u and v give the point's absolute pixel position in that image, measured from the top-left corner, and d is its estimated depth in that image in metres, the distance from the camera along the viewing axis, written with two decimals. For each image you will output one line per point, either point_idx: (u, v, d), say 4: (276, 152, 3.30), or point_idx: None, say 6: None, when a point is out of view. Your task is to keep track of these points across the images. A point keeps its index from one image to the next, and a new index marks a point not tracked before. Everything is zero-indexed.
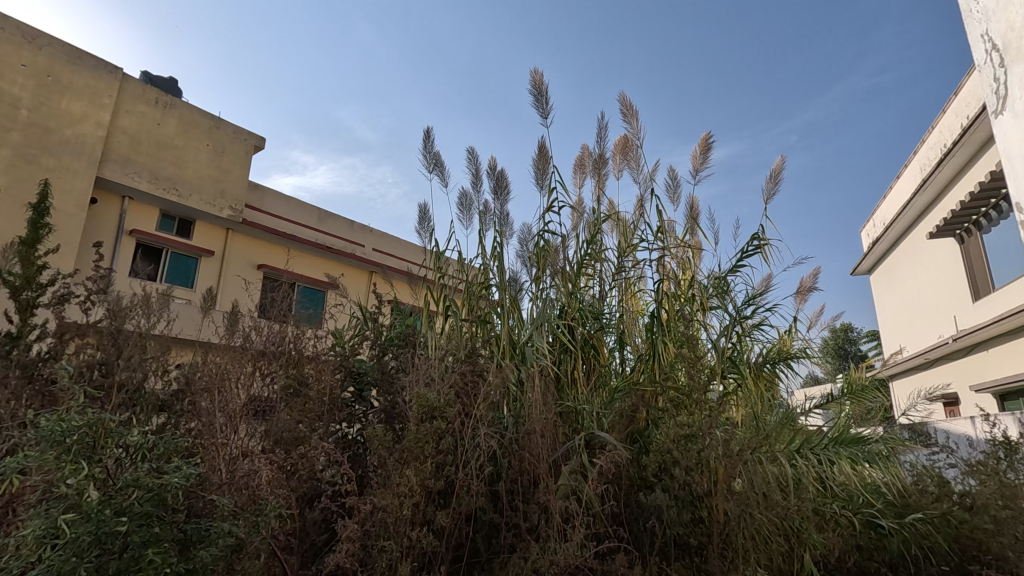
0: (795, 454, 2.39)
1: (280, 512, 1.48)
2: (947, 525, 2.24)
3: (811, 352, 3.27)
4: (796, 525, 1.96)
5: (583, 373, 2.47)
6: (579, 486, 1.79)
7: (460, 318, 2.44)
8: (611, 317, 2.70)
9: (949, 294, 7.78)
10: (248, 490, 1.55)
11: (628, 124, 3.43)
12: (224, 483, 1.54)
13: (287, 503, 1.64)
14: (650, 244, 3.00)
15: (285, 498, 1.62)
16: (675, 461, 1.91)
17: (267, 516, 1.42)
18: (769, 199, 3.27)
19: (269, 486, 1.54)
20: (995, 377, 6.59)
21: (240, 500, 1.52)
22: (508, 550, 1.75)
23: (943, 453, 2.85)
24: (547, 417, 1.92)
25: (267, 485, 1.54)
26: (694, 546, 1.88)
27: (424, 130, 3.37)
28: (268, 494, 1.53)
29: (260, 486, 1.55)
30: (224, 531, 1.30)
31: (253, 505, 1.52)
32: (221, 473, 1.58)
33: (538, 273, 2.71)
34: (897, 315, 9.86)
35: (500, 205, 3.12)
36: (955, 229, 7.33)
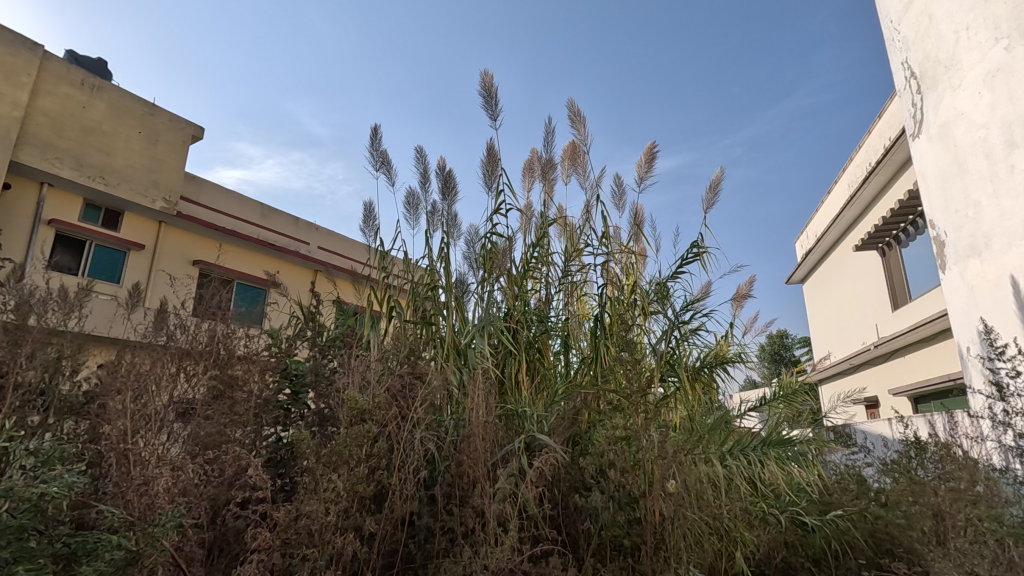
0: (727, 454, 2.49)
1: (180, 522, 1.40)
2: (866, 521, 2.41)
3: (746, 356, 3.43)
4: (728, 526, 2.07)
5: (527, 377, 2.48)
6: (515, 489, 1.78)
7: (404, 319, 2.45)
8: (557, 321, 2.74)
9: (872, 303, 8.31)
10: (148, 499, 1.47)
11: (576, 131, 3.48)
12: (122, 492, 1.46)
13: (195, 512, 1.56)
14: (596, 249, 3.05)
15: (192, 506, 1.55)
16: (610, 463, 1.97)
17: (163, 529, 1.33)
18: (708, 208, 3.39)
19: (167, 495, 1.47)
20: (911, 380, 7.07)
21: (136, 509, 1.45)
22: (441, 554, 1.72)
23: (861, 453, 3.08)
24: (489, 419, 1.92)
25: (164, 494, 1.46)
26: (628, 548, 1.91)
27: (372, 127, 3.31)
28: (167, 503, 1.46)
29: (159, 495, 1.46)
30: (112, 544, 1.23)
31: (150, 516, 1.44)
32: (119, 483, 1.49)
33: (485, 275, 2.71)
34: (825, 323, 10.51)
35: (447, 206, 3.10)
36: (878, 242, 7.82)
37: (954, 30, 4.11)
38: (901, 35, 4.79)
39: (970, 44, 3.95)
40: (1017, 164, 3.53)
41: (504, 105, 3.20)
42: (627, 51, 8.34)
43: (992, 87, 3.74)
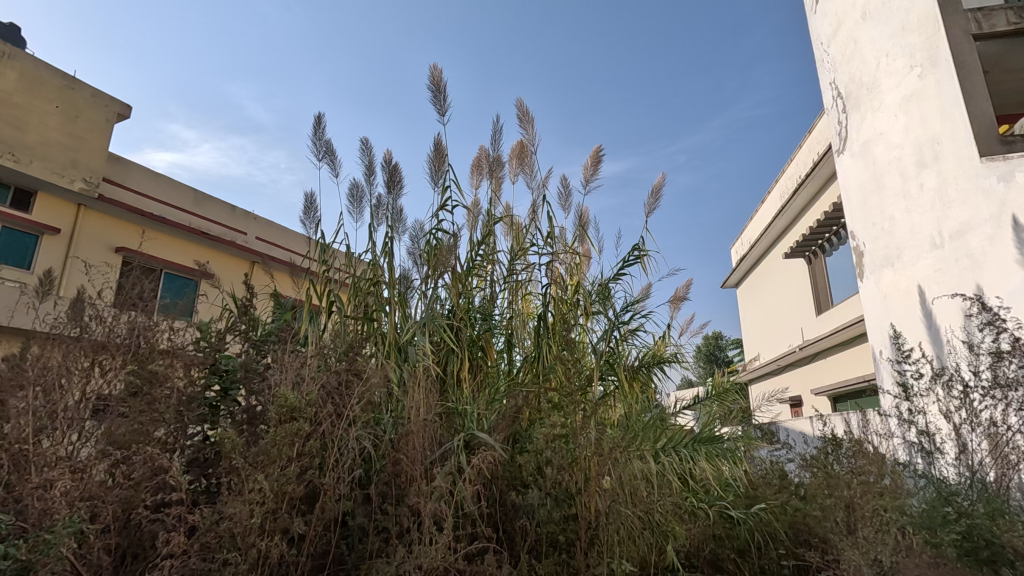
0: (660, 451, 2.58)
1: (80, 527, 1.34)
2: (785, 513, 2.57)
3: (682, 356, 3.56)
4: (657, 519, 2.17)
5: (469, 374, 2.47)
6: (453, 487, 1.78)
7: (345, 315, 2.38)
8: (500, 319, 2.75)
9: (798, 308, 8.82)
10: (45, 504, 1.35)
11: (524, 131, 3.50)
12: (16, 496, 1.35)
13: (104, 517, 1.45)
14: (541, 248, 3.07)
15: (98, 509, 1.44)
16: (547, 461, 2.02)
17: (58, 537, 1.27)
18: (650, 212, 3.50)
19: (65, 499, 1.36)
20: (831, 381, 7.55)
21: (31, 515, 1.34)
22: (374, 555, 1.68)
23: (783, 449, 3.28)
24: (428, 418, 1.90)
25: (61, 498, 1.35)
26: (563, 543, 1.94)
27: (315, 115, 3.20)
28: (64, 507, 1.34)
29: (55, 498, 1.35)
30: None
31: (47, 521, 1.34)
32: (14, 486, 1.38)
33: (430, 272, 2.68)
34: (756, 325, 11.07)
35: (393, 200, 3.04)
36: (806, 251, 8.30)
37: (876, 56, 4.42)
38: (830, 57, 5.11)
39: (889, 70, 4.27)
40: (927, 183, 3.84)
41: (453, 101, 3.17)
42: None
43: (907, 111, 4.05)
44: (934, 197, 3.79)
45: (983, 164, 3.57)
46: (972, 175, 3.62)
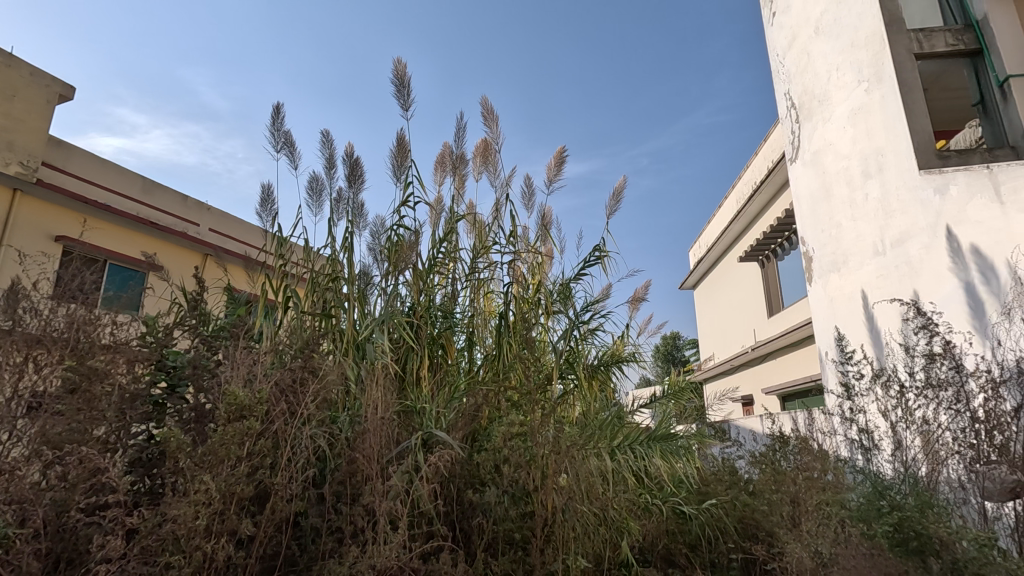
0: (617, 448, 2.63)
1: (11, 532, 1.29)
2: (734, 508, 2.66)
3: (640, 356, 3.63)
4: (612, 516, 2.22)
5: (429, 372, 2.46)
6: (409, 486, 1.76)
7: (302, 311, 2.32)
8: (462, 317, 2.73)
9: (752, 310, 9.13)
10: None
11: (489, 129, 3.50)
12: None
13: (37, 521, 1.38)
14: (503, 247, 3.08)
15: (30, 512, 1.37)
16: (505, 459, 2.00)
17: None
18: (611, 213, 3.55)
19: None
20: (780, 380, 7.86)
21: None
22: (327, 555, 1.65)
23: (733, 446, 3.40)
24: (385, 417, 1.87)
25: None
26: (519, 541, 1.96)
27: (274, 104, 3.10)
28: None
29: None
30: None
31: None
32: None
33: (390, 269, 2.63)
34: (712, 326, 11.40)
35: (354, 194, 2.98)
36: (759, 255, 8.59)
37: (828, 70, 4.61)
38: (786, 68, 5.30)
39: (839, 83, 4.47)
40: (871, 193, 4.02)
41: (417, 96, 3.14)
42: (548, 57, 8.69)
43: (855, 123, 4.24)
44: (877, 206, 3.97)
45: (921, 177, 3.63)
46: (912, 187, 3.69)
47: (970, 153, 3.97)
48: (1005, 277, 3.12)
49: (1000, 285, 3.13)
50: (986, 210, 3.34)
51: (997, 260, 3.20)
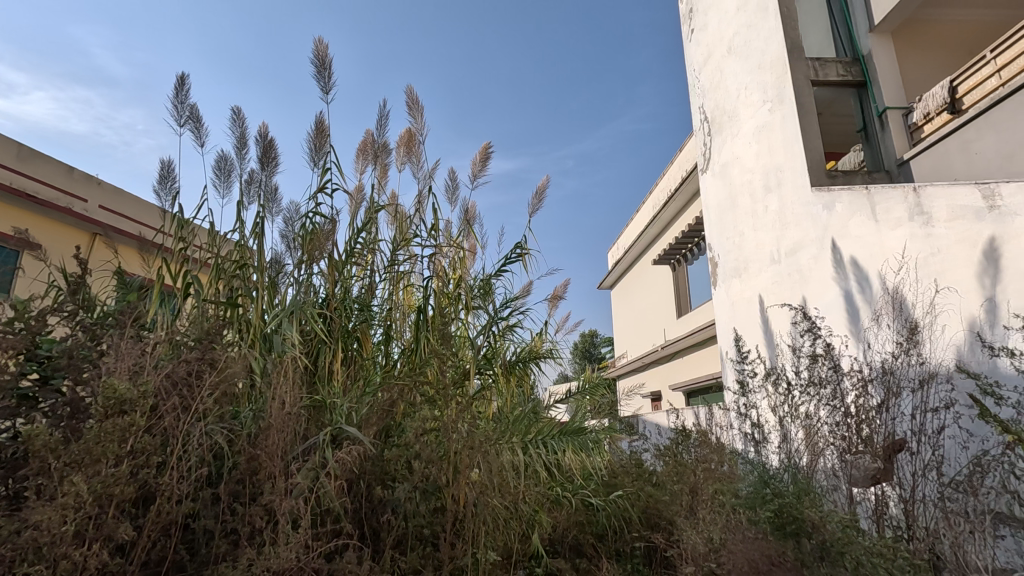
0: (530, 442, 2.62)
1: None
2: (640, 499, 2.86)
3: (557, 353, 3.71)
4: (521, 509, 2.26)
5: (342, 366, 2.38)
6: (314, 483, 1.69)
7: (204, 299, 2.15)
8: (379, 310, 2.66)
9: (663, 310, 9.63)
10: None
11: (413, 119, 3.44)
12: None
13: None
14: (424, 240, 3.03)
15: None
16: (415, 455, 1.99)
17: None
18: (533, 211, 3.60)
19: None
20: (685, 377, 8.35)
21: None
22: (220, 559, 1.55)
23: (640, 440, 3.60)
24: (291, 412, 1.78)
25: None
26: (428, 536, 1.96)
27: (179, 74, 2.85)
28: None
29: None
30: None
31: None
32: None
33: (304, 258, 2.50)
34: (626, 325, 11.91)
35: (266, 177, 2.82)
36: (671, 259, 9.05)
37: (738, 88, 4.94)
38: (701, 84, 5.63)
39: (746, 102, 4.81)
40: (771, 205, 4.37)
41: (338, 79, 3.02)
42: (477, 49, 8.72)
43: (759, 139, 4.58)
44: (776, 218, 4.30)
45: (813, 194, 3.93)
46: (805, 203, 4.01)
47: (853, 175, 4.42)
48: (876, 287, 3.39)
49: (872, 294, 3.42)
50: (864, 227, 3.55)
51: (871, 271, 3.46)
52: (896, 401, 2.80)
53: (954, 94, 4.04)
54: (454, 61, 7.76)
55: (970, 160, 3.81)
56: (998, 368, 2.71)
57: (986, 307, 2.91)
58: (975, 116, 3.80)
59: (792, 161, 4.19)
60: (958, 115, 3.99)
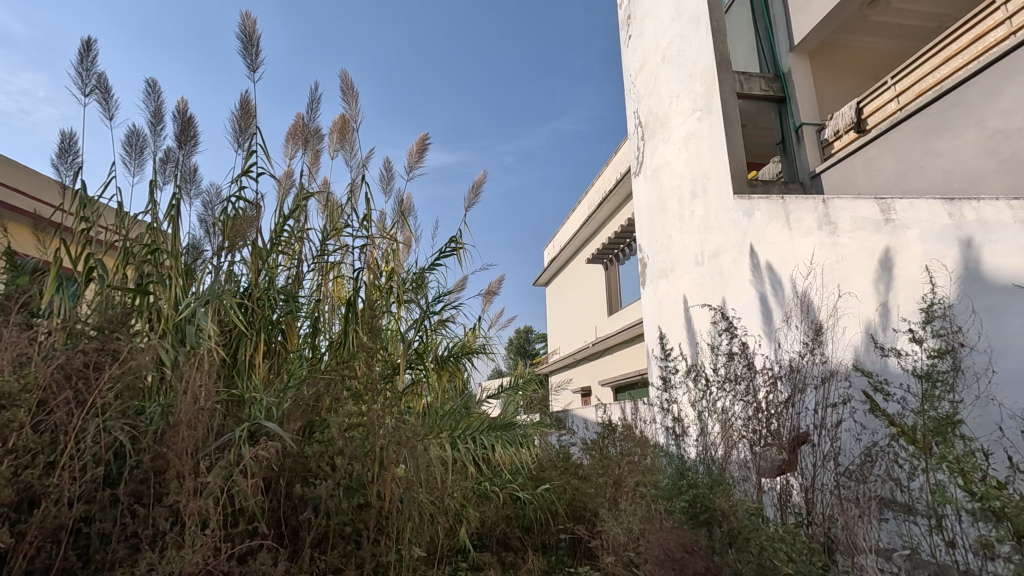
0: (458, 439, 2.52)
1: None
2: (565, 493, 2.93)
3: (490, 348, 3.70)
4: (447, 504, 2.25)
5: (264, 360, 2.27)
6: (228, 482, 1.61)
7: (109, 285, 1.97)
8: (306, 302, 2.56)
9: (594, 308, 9.89)
10: None
11: (347, 105, 3.33)
12: None
13: None
14: (356, 231, 2.94)
15: None
16: (338, 451, 1.90)
17: None
18: (469, 206, 3.59)
19: None
20: (613, 373, 8.59)
21: None
22: (116, 565, 1.45)
23: (568, 434, 3.70)
24: (204, 407, 1.66)
25: None
26: (349, 534, 1.91)
27: (84, 39, 2.60)
28: None
29: None
30: None
31: None
32: None
33: (225, 244, 2.34)
34: (559, 322, 12.14)
35: (184, 156, 2.63)
36: (604, 258, 9.29)
37: (671, 96, 5.13)
38: (637, 89, 5.81)
39: (677, 110, 5.01)
40: (697, 211, 4.59)
41: (267, 57, 2.87)
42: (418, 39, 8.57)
43: (689, 146, 4.79)
44: (702, 222, 4.52)
45: (736, 201, 4.15)
46: (728, 209, 4.22)
47: (771, 185, 4.71)
48: (788, 289, 3.63)
49: (783, 296, 3.67)
50: (779, 234, 3.76)
51: (783, 275, 3.69)
52: (801, 397, 3.03)
53: (861, 114, 4.39)
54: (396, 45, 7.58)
55: (872, 176, 4.16)
56: (887, 368, 2.98)
57: (880, 312, 3.09)
58: (877, 137, 4.15)
59: (718, 168, 4.40)
60: (863, 134, 4.34)
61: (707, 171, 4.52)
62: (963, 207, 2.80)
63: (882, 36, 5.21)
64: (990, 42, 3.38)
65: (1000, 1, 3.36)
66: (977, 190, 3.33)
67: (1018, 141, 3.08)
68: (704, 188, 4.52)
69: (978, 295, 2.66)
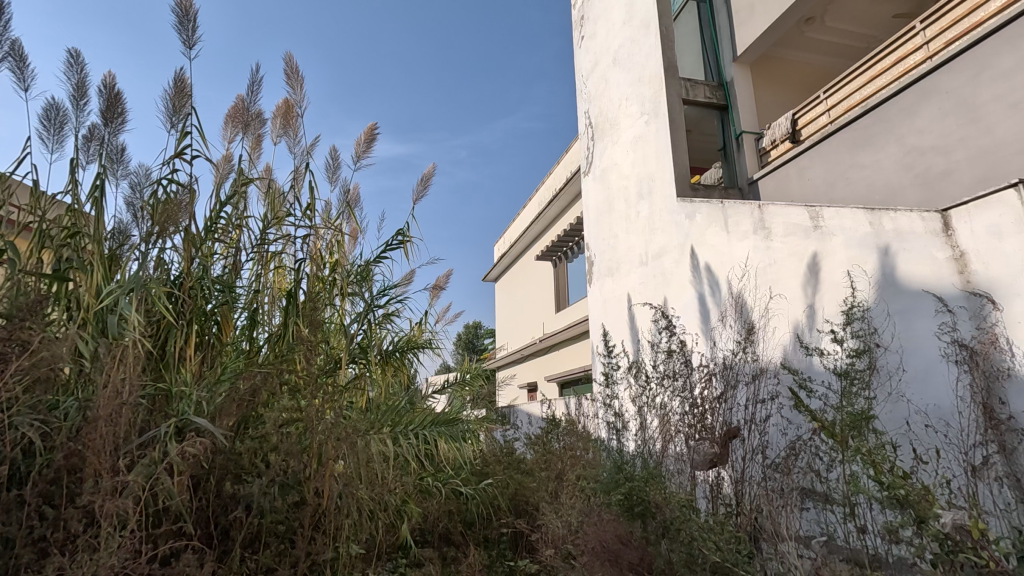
0: (399, 434, 2.49)
1: None
2: (508, 488, 2.97)
3: (437, 343, 3.62)
4: (388, 500, 2.21)
5: (195, 352, 2.16)
6: (151, 480, 1.53)
7: (21, 270, 1.81)
8: (243, 292, 2.45)
9: (542, 305, 9.99)
10: None
11: (292, 88, 3.20)
12: None
13: None
14: (298, 220, 2.84)
15: None
16: (273, 447, 1.87)
17: None
18: (417, 199, 3.54)
19: None
20: (559, 370, 8.71)
21: None
22: (21, 571, 1.35)
23: (512, 430, 3.73)
24: (125, 402, 1.55)
25: None
26: (282, 532, 1.85)
27: None
28: None
29: None
30: None
31: None
32: None
33: (154, 228, 2.20)
34: (508, 318, 12.19)
35: (111, 134, 2.45)
36: (553, 256, 9.40)
37: (621, 98, 5.24)
38: (588, 90, 5.92)
39: (627, 112, 5.12)
40: (642, 212, 4.71)
41: (204, 34, 2.73)
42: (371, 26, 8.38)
43: (636, 148, 4.91)
44: (646, 223, 4.65)
45: (678, 204, 4.29)
46: (672, 211, 4.36)
47: (712, 190, 4.89)
48: (723, 290, 3.80)
49: (720, 297, 3.83)
50: (718, 237, 3.92)
51: (720, 276, 3.85)
52: (733, 392, 3.18)
53: (795, 125, 4.63)
54: (346, 30, 7.38)
55: (804, 185, 4.40)
56: (811, 367, 3.17)
57: (806, 314, 3.25)
58: (809, 147, 4.39)
59: (663, 171, 4.53)
60: (797, 145, 4.58)
61: (653, 173, 4.64)
62: (882, 217, 2.95)
63: (816, 52, 5.51)
64: (910, 64, 3.64)
65: (920, 26, 3.60)
66: (896, 202, 3.59)
67: (933, 158, 3.34)
68: (649, 190, 4.66)
69: (893, 300, 2.82)
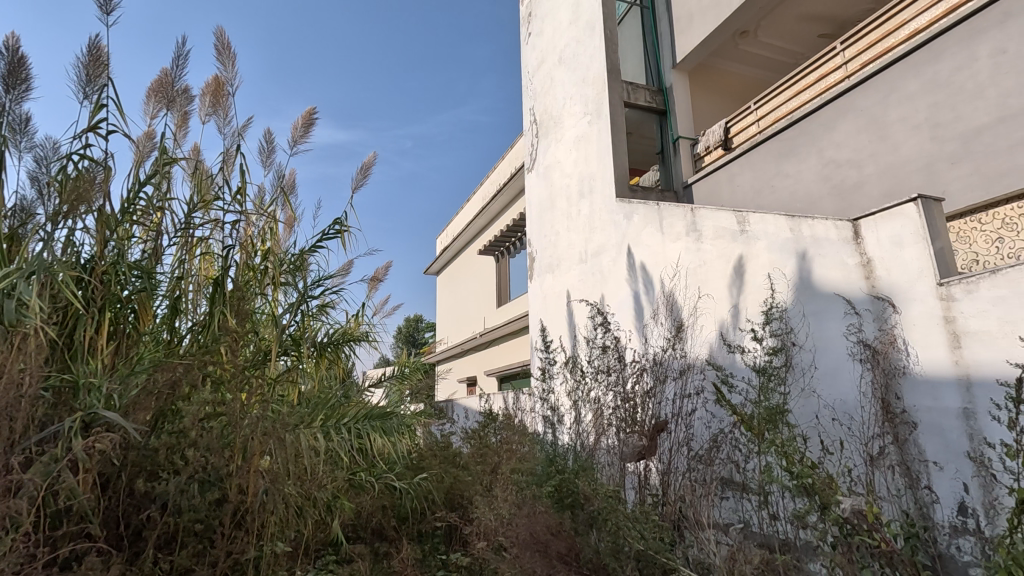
0: (332, 427, 2.41)
1: None
2: (442, 482, 2.95)
3: (373, 336, 3.53)
4: (318, 496, 2.14)
5: (108, 342, 2.02)
6: (51, 479, 1.43)
7: None
8: (164, 279, 2.31)
9: (484, 299, 9.98)
10: None
11: (223, 65, 3.03)
12: None
13: None
14: (227, 205, 2.70)
15: None
16: (192, 444, 1.75)
17: None
18: (356, 187, 3.44)
19: None
20: (499, 364, 8.74)
21: None
22: None
23: (449, 424, 3.71)
24: (20, 395, 1.44)
25: None
26: (201, 531, 1.75)
27: None
28: None
29: None
30: None
31: None
32: None
33: (60, 207, 2.03)
34: (449, 312, 12.10)
35: (14, 102, 2.24)
36: (496, 250, 9.41)
37: (565, 97, 5.31)
38: (533, 87, 5.97)
39: (571, 111, 5.19)
40: (583, 210, 4.80)
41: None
42: None
43: (578, 147, 5.01)
44: (587, 222, 4.73)
45: (618, 204, 4.39)
46: (611, 211, 4.47)
47: (650, 192, 5.04)
48: (657, 289, 3.95)
49: (654, 296, 3.96)
50: (653, 237, 4.05)
51: (655, 276, 3.99)
52: (662, 388, 3.31)
53: (728, 133, 4.85)
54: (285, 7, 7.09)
55: (734, 190, 4.62)
56: (734, 363, 3.34)
57: (732, 313, 3.41)
58: (739, 155, 4.60)
59: (603, 171, 4.63)
60: (729, 152, 4.80)
61: (594, 172, 4.74)
62: (802, 223, 3.08)
63: (748, 65, 5.78)
64: (830, 82, 3.89)
65: (839, 47, 3.87)
66: (814, 211, 3.84)
67: (848, 170, 3.60)
68: (590, 189, 4.75)
69: (808, 301, 2.99)
